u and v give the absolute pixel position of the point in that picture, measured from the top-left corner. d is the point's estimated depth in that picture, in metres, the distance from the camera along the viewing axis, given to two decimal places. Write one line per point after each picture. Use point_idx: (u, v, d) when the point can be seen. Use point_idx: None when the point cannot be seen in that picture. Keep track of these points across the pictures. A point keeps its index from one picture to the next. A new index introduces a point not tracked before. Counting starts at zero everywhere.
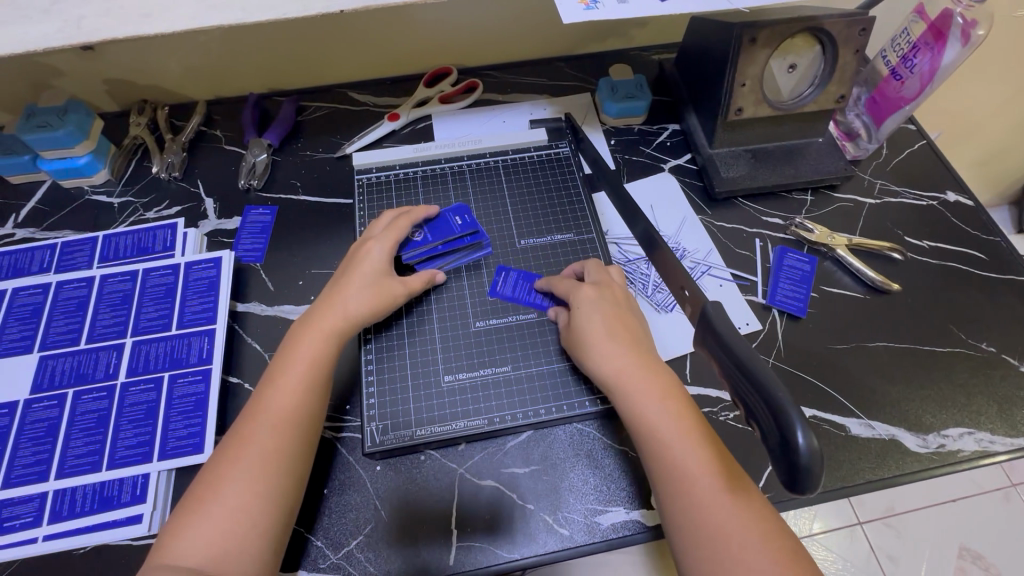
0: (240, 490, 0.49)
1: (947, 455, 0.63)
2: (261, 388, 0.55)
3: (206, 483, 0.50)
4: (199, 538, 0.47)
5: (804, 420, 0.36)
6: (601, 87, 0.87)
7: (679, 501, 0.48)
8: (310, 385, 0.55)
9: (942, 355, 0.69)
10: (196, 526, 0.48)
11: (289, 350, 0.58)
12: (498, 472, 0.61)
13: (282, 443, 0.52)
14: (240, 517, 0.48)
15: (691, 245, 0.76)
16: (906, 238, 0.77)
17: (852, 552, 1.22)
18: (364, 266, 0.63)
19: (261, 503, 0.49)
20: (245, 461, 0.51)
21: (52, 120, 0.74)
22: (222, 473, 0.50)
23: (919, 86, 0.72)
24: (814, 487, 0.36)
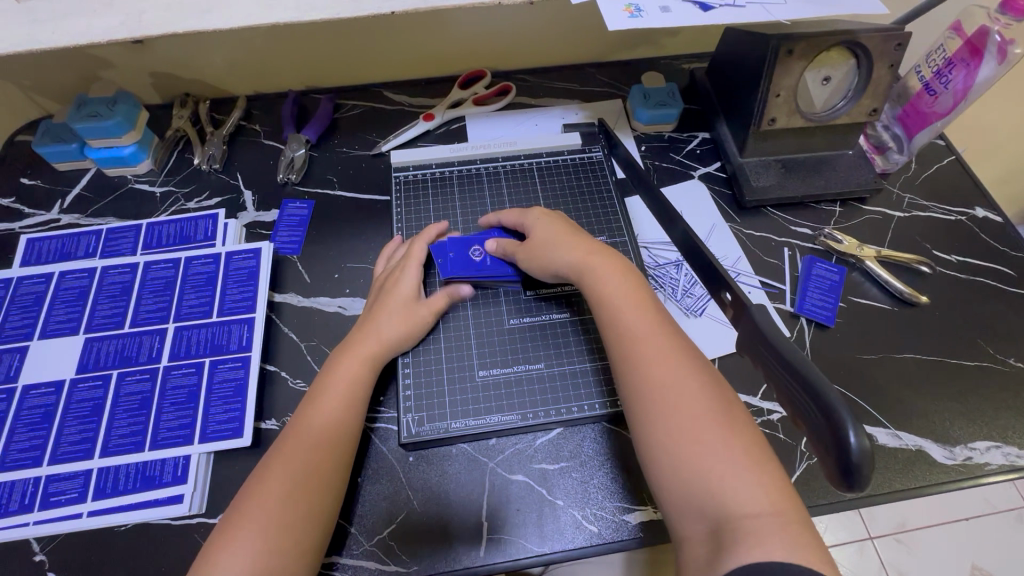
0: (281, 505, 0.50)
1: (974, 468, 0.63)
2: (302, 411, 0.57)
3: (246, 499, 0.51)
4: (241, 554, 0.47)
5: (855, 419, 0.37)
6: (633, 94, 0.88)
7: (671, 445, 0.47)
8: (349, 406, 0.58)
9: (969, 369, 0.69)
10: (235, 543, 0.48)
11: (328, 371, 0.60)
12: (528, 467, 0.62)
13: (323, 462, 0.54)
14: (283, 532, 0.49)
15: (720, 251, 0.77)
16: (934, 252, 0.78)
17: (863, 567, 1.22)
18: (394, 294, 0.65)
19: (304, 519, 0.50)
20: (285, 479, 0.52)
21: (102, 111, 0.77)
22: (265, 489, 0.51)
23: (952, 102, 0.73)
24: (867, 483, 0.36)
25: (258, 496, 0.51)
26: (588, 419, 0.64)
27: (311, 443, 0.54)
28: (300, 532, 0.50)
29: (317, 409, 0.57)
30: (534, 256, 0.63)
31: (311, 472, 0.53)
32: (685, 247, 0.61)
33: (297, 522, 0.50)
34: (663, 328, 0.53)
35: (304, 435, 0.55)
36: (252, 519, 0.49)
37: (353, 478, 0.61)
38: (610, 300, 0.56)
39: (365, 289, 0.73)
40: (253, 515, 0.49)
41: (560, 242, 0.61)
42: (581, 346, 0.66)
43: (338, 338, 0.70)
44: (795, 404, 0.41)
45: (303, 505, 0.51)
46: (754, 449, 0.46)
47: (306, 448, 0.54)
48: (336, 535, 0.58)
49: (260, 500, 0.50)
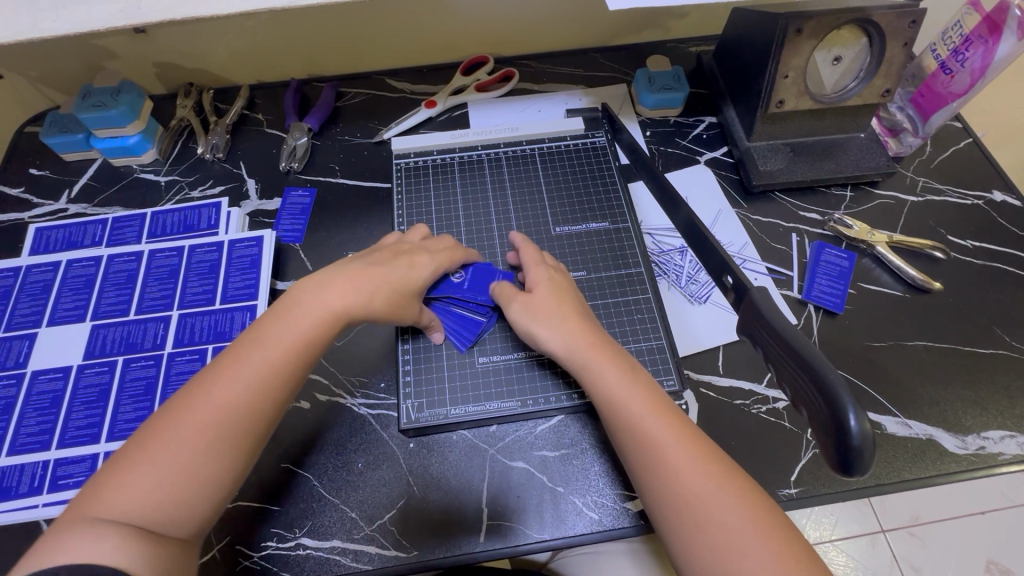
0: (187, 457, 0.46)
1: (987, 458, 0.61)
2: (237, 350, 0.51)
3: (152, 435, 0.47)
4: (136, 499, 0.45)
5: (857, 405, 0.36)
6: (638, 78, 0.86)
7: (691, 532, 0.46)
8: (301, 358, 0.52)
9: (984, 356, 0.67)
10: (135, 484, 0.45)
11: (281, 313, 0.54)
12: (529, 454, 0.62)
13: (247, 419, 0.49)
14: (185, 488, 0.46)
15: (726, 237, 0.76)
16: (949, 237, 0.76)
17: (873, 559, 1.21)
18: (407, 275, 0.59)
19: (212, 476, 0.47)
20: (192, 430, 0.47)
21: (106, 100, 0.77)
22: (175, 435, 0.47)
23: (969, 80, 0.71)
24: (866, 468, 0.36)
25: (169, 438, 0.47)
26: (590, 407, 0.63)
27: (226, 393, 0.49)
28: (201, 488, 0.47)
29: (245, 362, 0.51)
30: (529, 325, 0.59)
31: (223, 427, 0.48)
32: (691, 231, 0.60)
33: (201, 479, 0.47)
34: (665, 410, 0.52)
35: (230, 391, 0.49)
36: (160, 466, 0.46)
37: (355, 464, 0.61)
38: (623, 404, 0.52)
39: None
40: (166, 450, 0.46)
41: (554, 320, 0.57)
42: None
43: None
44: (795, 385, 0.41)
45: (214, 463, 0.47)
46: (798, 554, 0.44)
47: (229, 404, 0.49)
48: (339, 520, 0.58)
49: (167, 445, 0.47)
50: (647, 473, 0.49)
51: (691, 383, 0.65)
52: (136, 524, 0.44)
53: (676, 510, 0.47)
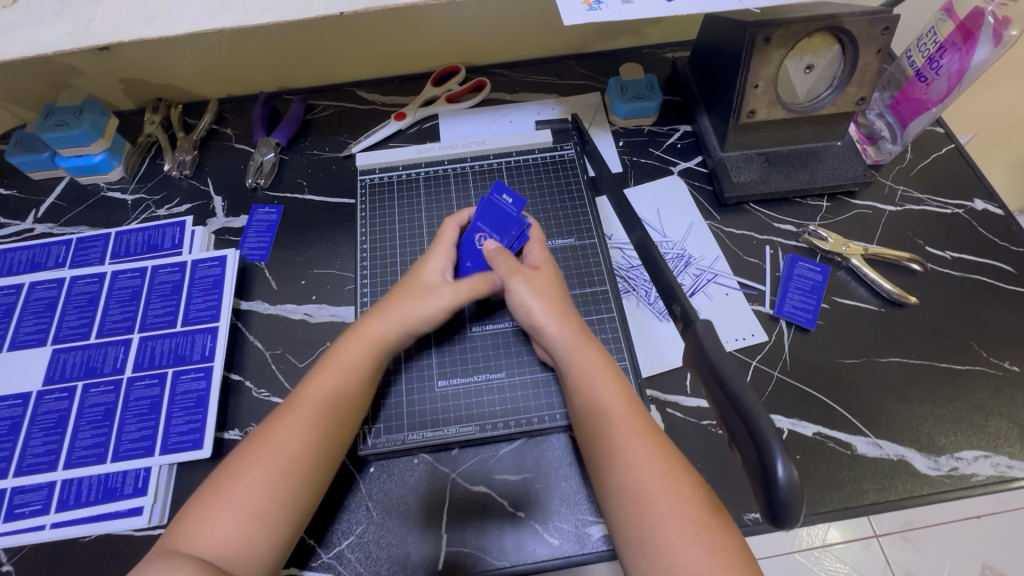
0: (263, 492, 0.48)
1: (960, 479, 0.60)
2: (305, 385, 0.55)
3: (225, 473, 0.49)
4: (217, 533, 0.46)
5: (785, 451, 0.36)
6: (610, 87, 0.85)
7: (632, 513, 0.47)
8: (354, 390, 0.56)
9: (959, 373, 0.65)
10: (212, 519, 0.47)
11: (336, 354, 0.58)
12: (490, 478, 0.61)
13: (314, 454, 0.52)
14: (265, 524, 0.48)
15: (697, 251, 0.74)
16: (926, 248, 0.74)
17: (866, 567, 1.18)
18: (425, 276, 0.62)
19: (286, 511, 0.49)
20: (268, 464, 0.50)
21: (68, 119, 0.77)
22: (251, 469, 0.49)
23: (946, 88, 0.69)
24: (796, 517, 0.36)
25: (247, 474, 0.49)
26: (551, 429, 0.62)
27: (298, 430, 0.51)
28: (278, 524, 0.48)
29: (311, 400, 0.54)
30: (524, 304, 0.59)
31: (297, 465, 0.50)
32: (643, 253, 0.59)
33: (272, 520, 0.48)
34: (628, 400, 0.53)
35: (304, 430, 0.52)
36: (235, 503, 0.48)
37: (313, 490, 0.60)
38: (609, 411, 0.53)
39: (331, 296, 0.73)
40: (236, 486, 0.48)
41: (547, 307, 0.58)
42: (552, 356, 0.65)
43: (304, 347, 0.69)
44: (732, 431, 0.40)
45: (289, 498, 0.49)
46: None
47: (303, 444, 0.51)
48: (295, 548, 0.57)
49: (245, 482, 0.49)
50: (605, 455, 0.51)
51: (657, 403, 0.63)
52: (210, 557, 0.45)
53: (623, 491, 0.48)
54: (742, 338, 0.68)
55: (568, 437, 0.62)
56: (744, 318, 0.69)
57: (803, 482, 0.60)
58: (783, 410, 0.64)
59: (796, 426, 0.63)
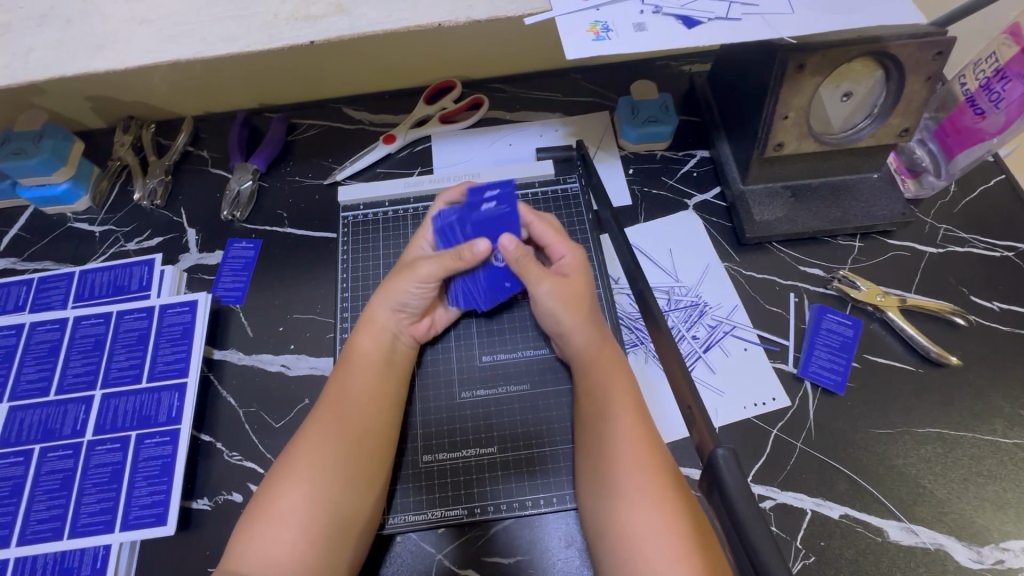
0: (299, 501, 0.48)
1: (1005, 574, 0.53)
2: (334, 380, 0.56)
3: (273, 482, 0.50)
4: (259, 550, 0.46)
5: None
6: (620, 108, 0.77)
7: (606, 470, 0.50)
8: (377, 374, 0.57)
9: (1007, 448, 0.58)
10: (257, 536, 0.47)
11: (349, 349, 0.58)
12: (480, 562, 0.55)
13: (333, 450, 0.51)
14: (321, 499, 0.49)
15: (713, 299, 0.67)
16: (971, 298, 0.66)
17: None
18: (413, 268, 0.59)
19: (325, 524, 0.48)
20: (299, 466, 0.50)
21: (26, 147, 0.71)
22: (282, 478, 0.50)
23: (1004, 121, 0.60)
24: None
25: (284, 482, 0.49)
26: (546, 511, 0.57)
27: (323, 430, 0.52)
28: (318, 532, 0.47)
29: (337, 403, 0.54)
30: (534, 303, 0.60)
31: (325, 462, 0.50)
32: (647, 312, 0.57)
33: (316, 518, 0.48)
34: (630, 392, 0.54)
35: (331, 428, 0.52)
36: (275, 516, 0.47)
37: None
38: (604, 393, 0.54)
39: (311, 345, 0.67)
40: (279, 499, 0.48)
41: (575, 312, 0.57)
42: (548, 428, 0.61)
43: (280, 403, 0.64)
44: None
45: (327, 505, 0.49)
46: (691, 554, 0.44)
47: (331, 441, 0.52)
48: None
49: (290, 468, 0.50)
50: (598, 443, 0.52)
51: None
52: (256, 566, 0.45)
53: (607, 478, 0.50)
54: (761, 402, 0.61)
55: (563, 521, 0.57)
56: (764, 379, 0.62)
57: (824, 575, 0.54)
58: (806, 488, 0.57)
59: (820, 506, 0.56)
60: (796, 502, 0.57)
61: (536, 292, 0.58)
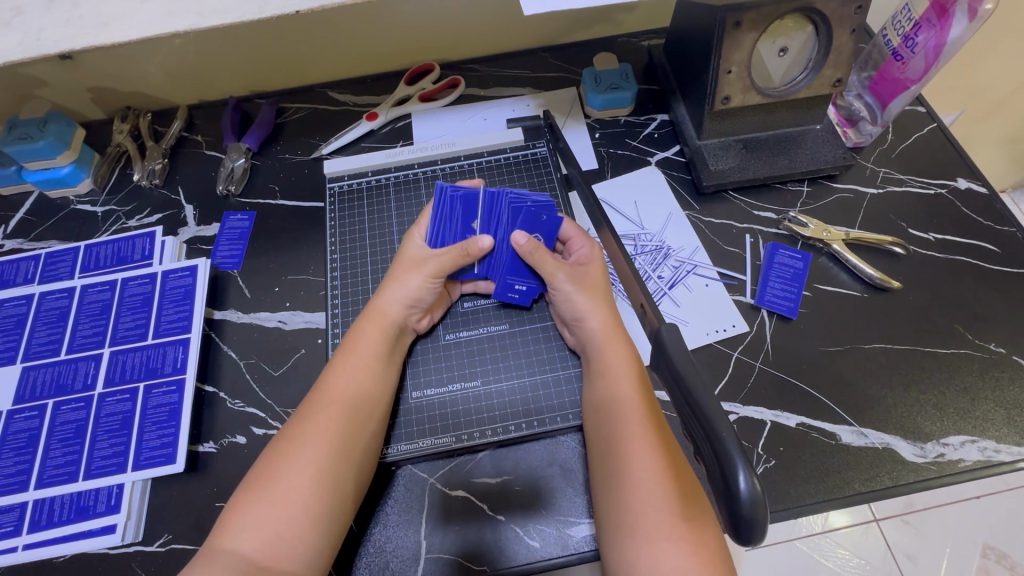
0: (302, 479, 0.50)
1: (947, 465, 0.59)
2: (332, 371, 0.58)
3: (270, 471, 0.51)
4: (257, 525, 0.48)
5: (747, 463, 0.35)
6: (584, 78, 0.83)
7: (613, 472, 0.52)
8: (377, 370, 0.59)
9: (945, 357, 0.64)
10: (251, 515, 0.48)
11: (350, 343, 0.60)
12: (469, 483, 0.60)
13: (340, 445, 0.53)
14: (321, 485, 0.51)
15: (676, 243, 0.73)
16: (909, 230, 0.73)
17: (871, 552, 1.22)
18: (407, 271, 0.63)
19: (325, 498, 0.50)
20: (307, 443, 0.52)
21: (32, 132, 0.76)
22: (288, 459, 0.51)
23: (924, 65, 0.67)
24: (761, 532, 0.35)
25: (289, 463, 0.51)
26: (531, 436, 0.62)
27: (328, 425, 0.53)
28: (320, 510, 0.50)
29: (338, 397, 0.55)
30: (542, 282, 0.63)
31: (332, 444, 0.53)
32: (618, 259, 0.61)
33: (319, 510, 0.50)
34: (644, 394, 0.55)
35: (334, 414, 0.54)
36: (275, 495, 0.49)
37: None
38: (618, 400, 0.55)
39: (306, 302, 0.72)
40: (281, 484, 0.50)
41: (589, 298, 0.61)
42: (529, 363, 0.66)
43: (277, 354, 0.68)
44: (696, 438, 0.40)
45: (328, 483, 0.51)
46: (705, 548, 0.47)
47: (339, 426, 0.54)
48: None
49: (291, 457, 0.51)
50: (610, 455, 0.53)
51: None
52: (255, 549, 0.47)
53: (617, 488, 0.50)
54: (722, 329, 0.67)
55: (546, 442, 0.62)
56: (724, 310, 0.68)
57: (785, 475, 0.59)
58: (765, 402, 0.63)
59: (778, 417, 0.62)
60: (756, 414, 0.62)
61: (552, 280, 0.63)
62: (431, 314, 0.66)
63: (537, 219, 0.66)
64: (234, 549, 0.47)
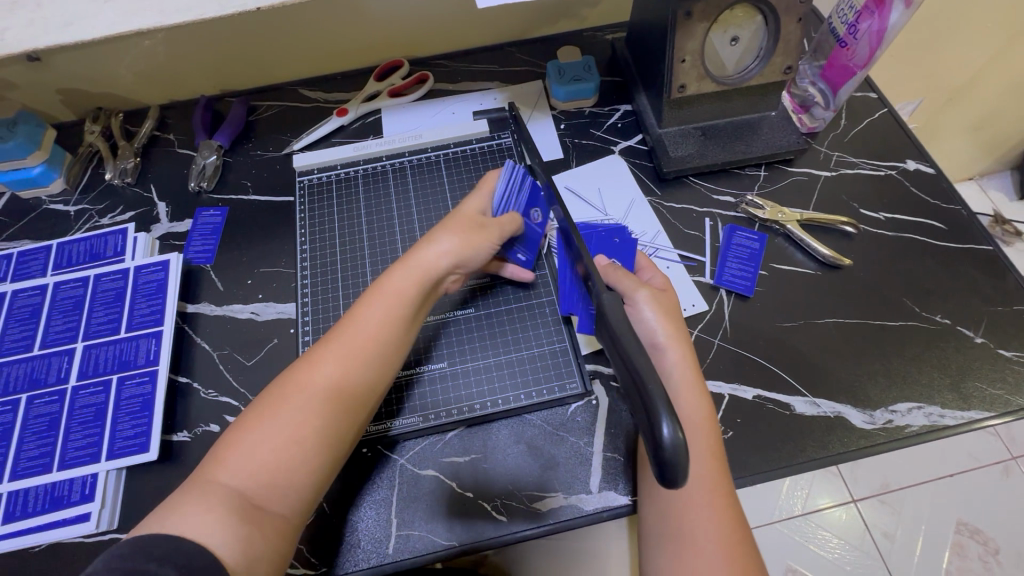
0: (302, 424, 0.49)
1: (894, 430, 0.61)
2: (354, 317, 0.55)
3: (274, 411, 0.50)
4: (252, 462, 0.47)
5: (669, 409, 0.37)
6: (548, 71, 0.85)
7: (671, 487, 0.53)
8: (407, 327, 0.57)
9: (893, 329, 0.67)
10: (248, 454, 0.48)
11: (377, 291, 0.57)
12: (438, 460, 0.62)
13: (346, 404, 0.52)
14: (319, 441, 0.50)
15: (637, 227, 0.75)
16: (860, 211, 0.76)
17: (849, 531, 1.25)
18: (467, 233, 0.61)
19: (321, 452, 0.50)
20: (315, 395, 0.51)
21: (3, 133, 0.77)
22: (290, 408, 0.50)
23: (868, 51, 0.70)
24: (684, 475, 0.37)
25: (290, 408, 0.50)
26: (497, 416, 0.64)
27: (344, 384, 0.52)
28: (314, 463, 0.49)
29: (357, 353, 0.54)
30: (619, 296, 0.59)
31: (338, 394, 0.52)
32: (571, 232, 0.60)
33: (311, 468, 0.49)
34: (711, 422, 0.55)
35: (352, 369, 0.53)
36: (269, 435, 0.49)
37: None
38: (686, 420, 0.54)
39: (278, 294, 0.73)
40: (279, 429, 0.49)
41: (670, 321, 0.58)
42: (493, 341, 0.68)
43: (251, 345, 0.70)
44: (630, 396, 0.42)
45: (328, 439, 0.50)
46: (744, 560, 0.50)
47: (357, 377, 0.53)
48: None
49: (295, 405, 0.50)
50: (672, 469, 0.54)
51: (598, 376, 0.66)
52: (247, 491, 0.46)
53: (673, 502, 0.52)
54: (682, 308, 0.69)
55: (510, 421, 0.64)
56: (684, 290, 0.70)
57: (742, 445, 0.61)
58: (723, 376, 0.65)
59: (736, 390, 0.64)
60: (714, 389, 0.64)
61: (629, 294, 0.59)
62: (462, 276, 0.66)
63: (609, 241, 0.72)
64: (226, 486, 0.46)
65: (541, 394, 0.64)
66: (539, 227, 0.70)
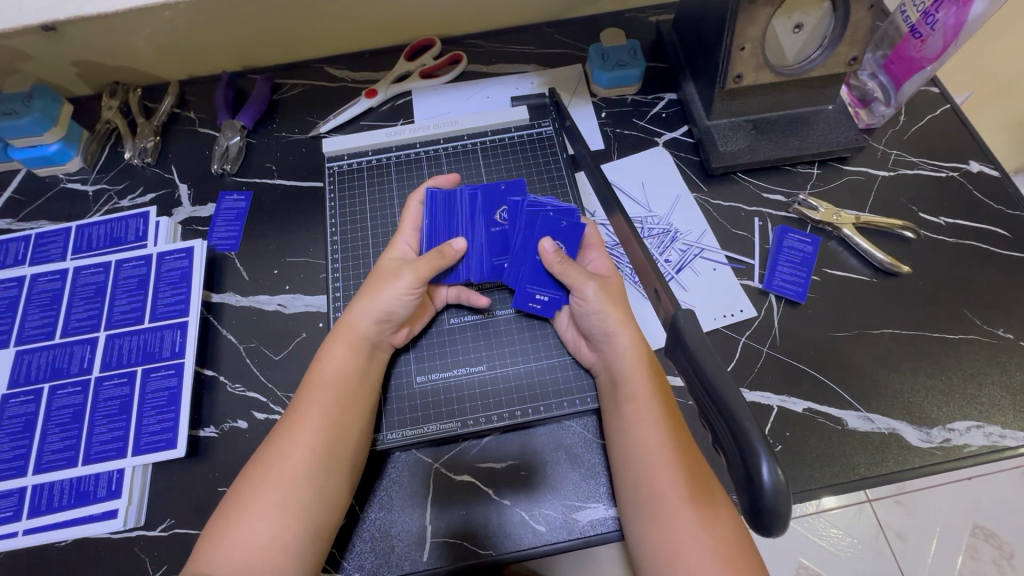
0: (270, 508, 0.49)
1: (952, 450, 0.59)
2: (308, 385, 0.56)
3: (241, 502, 0.50)
4: (227, 553, 0.47)
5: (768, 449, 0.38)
6: (590, 55, 0.81)
7: (637, 497, 0.50)
8: (358, 388, 0.57)
9: (952, 342, 0.64)
10: (224, 547, 0.48)
11: (323, 360, 0.57)
12: (474, 467, 0.60)
13: (308, 474, 0.51)
14: (290, 520, 0.49)
15: (683, 226, 0.72)
16: (919, 214, 0.71)
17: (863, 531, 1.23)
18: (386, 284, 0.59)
19: (294, 531, 0.49)
20: (274, 479, 0.50)
21: (17, 108, 0.73)
22: (255, 491, 0.50)
23: (941, 45, 0.65)
24: (782, 517, 0.37)
25: (257, 490, 0.50)
26: (538, 422, 0.61)
27: (298, 457, 0.51)
28: (289, 545, 0.48)
29: (308, 423, 0.53)
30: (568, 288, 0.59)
31: (294, 470, 0.51)
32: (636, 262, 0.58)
33: (288, 551, 0.48)
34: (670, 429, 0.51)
35: (305, 438, 0.52)
36: (241, 522, 0.49)
37: None
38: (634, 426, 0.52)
39: (305, 285, 0.70)
40: (248, 518, 0.48)
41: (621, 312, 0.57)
42: (533, 346, 0.65)
43: (278, 338, 0.67)
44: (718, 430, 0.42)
45: (298, 516, 0.49)
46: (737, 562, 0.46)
47: (306, 446, 0.52)
48: None
49: (259, 489, 0.50)
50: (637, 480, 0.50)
51: None
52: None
53: (646, 508, 0.49)
54: (730, 314, 0.66)
55: (554, 427, 0.62)
56: (732, 294, 0.67)
57: (791, 461, 0.59)
58: (772, 387, 0.62)
59: (785, 402, 0.61)
60: (763, 400, 0.62)
61: (581, 293, 0.58)
62: (410, 326, 0.63)
63: (556, 225, 0.62)
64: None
65: (586, 401, 0.62)
66: (507, 229, 0.64)
